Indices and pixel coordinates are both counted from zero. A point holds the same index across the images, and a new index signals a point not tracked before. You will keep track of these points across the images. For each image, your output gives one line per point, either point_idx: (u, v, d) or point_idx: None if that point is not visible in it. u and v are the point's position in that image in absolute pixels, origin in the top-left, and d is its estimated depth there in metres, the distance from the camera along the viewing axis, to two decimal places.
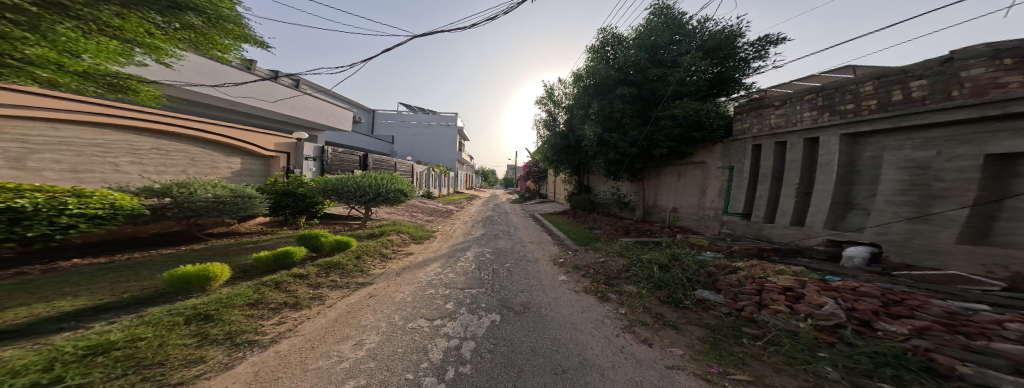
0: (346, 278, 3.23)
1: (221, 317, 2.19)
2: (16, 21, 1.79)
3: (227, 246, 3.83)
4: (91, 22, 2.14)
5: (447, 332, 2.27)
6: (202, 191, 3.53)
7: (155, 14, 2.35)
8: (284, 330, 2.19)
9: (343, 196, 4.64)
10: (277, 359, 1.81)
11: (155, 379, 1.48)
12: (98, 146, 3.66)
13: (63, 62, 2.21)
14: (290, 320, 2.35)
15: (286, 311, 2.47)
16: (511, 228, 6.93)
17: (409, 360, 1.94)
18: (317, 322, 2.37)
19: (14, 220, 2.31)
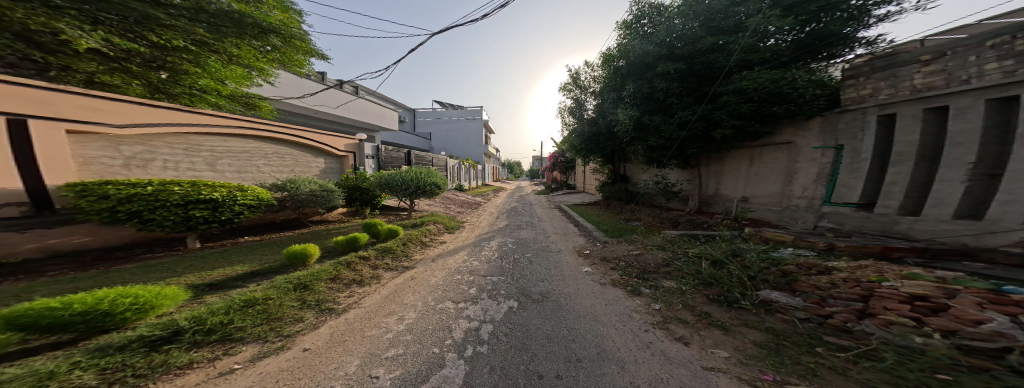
0: (396, 261, 3.79)
1: (313, 287, 2.84)
2: (197, 51, 4.24)
3: (320, 231, 5.02)
4: (220, 54, 4.54)
5: (469, 314, 2.43)
6: (303, 187, 4.74)
7: (254, 41, 4.58)
8: (352, 301, 2.73)
9: (391, 191, 5.55)
10: (346, 324, 2.28)
11: (275, 330, 2.07)
12: (248, 152, 5.25)
13: (217, 85, 5.24)
14: (356, 293, 2.90)
15: (353, 287, 3.05)
16: (542, 222, 6.77)
17: (437, 336, 2.14)
18: (374, 297, 2.84)
19: (215, 208, 3.62)
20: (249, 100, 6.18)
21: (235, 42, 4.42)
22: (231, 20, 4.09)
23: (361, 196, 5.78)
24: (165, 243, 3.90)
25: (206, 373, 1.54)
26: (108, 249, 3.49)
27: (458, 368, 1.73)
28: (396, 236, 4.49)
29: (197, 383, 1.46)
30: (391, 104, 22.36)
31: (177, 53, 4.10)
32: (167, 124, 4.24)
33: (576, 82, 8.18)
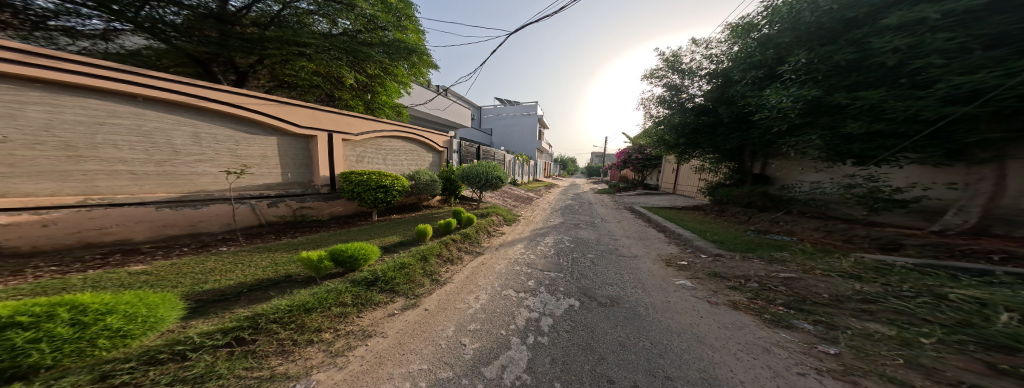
0: (473, 246, 4.44)
1: (430, 262, 3.55)
2: (384, 73, 7.24)
3: (428, 214, 6.44)
4: (393, 75, 7.55)
5: (529, 305, 2.81)
6: (423, 177, 6.22)
7: (407, 61, 7.37)
8: (449, 276, 3.44)
9: (467, 182, 6.61)
10: (447, 295, 3.01)
11: (412, 290, 3.00)
12: (398, 150, 7.34)
13: (389, 97, 8.34)
14: (449, 270, 3.60)
15: (449, 264, 3.74)
16: (616, 232, 6.03)
17: (502, 319, 2.57)
18: (460, 273, 3.53)
19: (384, 188, 5.41)
20: (399, 109, 9.17)
21: (398, 64, 7.31)
22: (394, 47, 6.89)
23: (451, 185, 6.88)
24: (363, 214, 6.39)
25: (381, 313, 2.56)
26: (345, 216, 6.11)
27: (521, 352, 2.08)
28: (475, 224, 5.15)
29: (379, 317, 2.49)
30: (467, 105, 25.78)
31: (373, 78, 7.36)
32: (373, 130, 6.71)
33: (674, 66, 7.58)
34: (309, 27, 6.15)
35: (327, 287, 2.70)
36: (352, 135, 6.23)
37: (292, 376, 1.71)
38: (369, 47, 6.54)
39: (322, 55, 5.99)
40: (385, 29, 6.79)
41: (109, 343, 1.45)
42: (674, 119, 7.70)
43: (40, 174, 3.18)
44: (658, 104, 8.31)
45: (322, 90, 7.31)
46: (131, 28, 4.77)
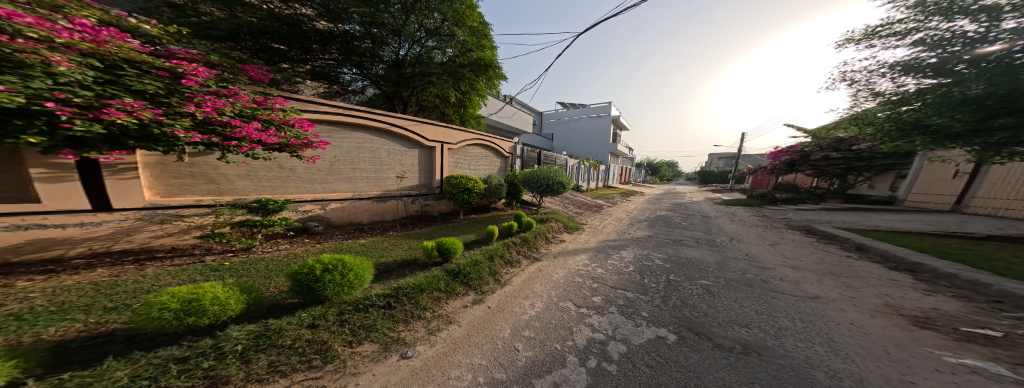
0: (530, 251, 4.54)
1: (495, 261, 3.72)
2: (468, 88, 8.06)
3: (496, 216, 6.80)
4: (474, 91, 8.37)
5: (593, 323, 2.52)
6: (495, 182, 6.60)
7: (485, 77, 8.10)
8: (508, 278, 3.56)
9: (529, 187, 6.73)
10: (502, 296, 3.13)
11: (481, 286, 3.25)
12: (485, 158, 8.09)
13: (471, 112, 9.21)
14: (509, 272, 3.73)
15: (509, 266, 3.86)
16: (724, 255, 4.56)
17: (559, 333, 2.39)
18: (518, 277, 3.60)
19: (467, 190, 5.99)
20: (478, 120, 10.03)
21: (481, 80, 8.06)
22: (474, 64, 7.71)
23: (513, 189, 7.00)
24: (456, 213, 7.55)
25: (460, 302, 2.92)
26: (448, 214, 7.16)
27: (579, 375, 1.85)
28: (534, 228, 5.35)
29: (456, 307, 2.84)
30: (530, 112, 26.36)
31: (466, 94, 8.42)
32: (467, 139, 7.39)
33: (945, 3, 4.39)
34: (431, 60, 7.44)
35: (432, 271, 3.02)
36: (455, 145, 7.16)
37: (393, 350, 2.13)
38: (462, 68, 7.50)
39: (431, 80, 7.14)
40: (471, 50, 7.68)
41: (332, 290, 2.34)
42: (969, 91, 3.71)
43: (353, 180, 5.34)
44: (899, 74, 4.82)
45: (438, 109, 8.80)
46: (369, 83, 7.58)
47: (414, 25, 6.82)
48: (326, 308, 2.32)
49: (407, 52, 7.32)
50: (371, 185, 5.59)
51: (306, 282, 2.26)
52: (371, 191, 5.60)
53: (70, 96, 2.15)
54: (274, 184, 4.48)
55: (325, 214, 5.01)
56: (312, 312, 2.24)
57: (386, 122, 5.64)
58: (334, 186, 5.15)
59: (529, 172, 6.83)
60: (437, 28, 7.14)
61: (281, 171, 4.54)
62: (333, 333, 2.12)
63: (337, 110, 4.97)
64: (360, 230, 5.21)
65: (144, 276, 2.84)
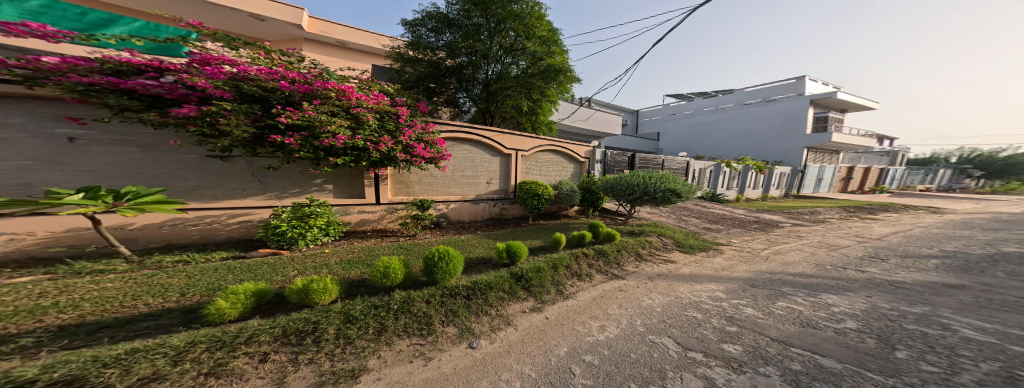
0: (608, 266, 4.03)
1: (559, 270, 3.48)
2: (537, 96, 7.50)
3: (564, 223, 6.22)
4: (540, 99, 7.72)
5: (709, 376, 1.87)
6: (565, 186, 6.22)
7: (554, 84, 7.29)
8: (575, 292, 3.26)
9: (614, 194, 5.97)
10: (565, 309, 2.89)
11: (544, 294, 3.09)
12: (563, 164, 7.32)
13: (539, 120, 8.57)
14: (576, 285, 3.40)
15: (575, 279, 3.53)
16: (1020, 331, 2.40)
17: (639, 371, 1.93)
18: (587, 294, 3.22)
19: (535, 195, 5.75)
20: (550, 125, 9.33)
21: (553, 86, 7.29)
22: (546, 70, 6.95)
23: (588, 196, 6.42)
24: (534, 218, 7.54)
25: (522, 306, 2.86)
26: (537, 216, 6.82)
27: None
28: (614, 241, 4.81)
29: (517, 311, 2.80)
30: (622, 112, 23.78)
31: (536, 102, 7.93)
32: (539, 144, 6.72)
33: None
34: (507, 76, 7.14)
35: (500, 271, 3.07)
36: (540, 145, 6.73)
37: (463, 339, 2.35)
38: (533, 76, 6.90)
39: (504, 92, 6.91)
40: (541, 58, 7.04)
41: (441, 276, 2.75)
42: None
43: (467, 182, 5.77)
44: None
45: (513, 119, 8.41)
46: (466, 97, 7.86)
47: (495, 45, 6.81)
48: (438, 290, 2.75)
49: (489, 72, 7.32)
50: (467, 189, 5.80)
51: (429, 264, 2.76)
52: (468, 193, 5.79)
53: (373, 140, 4.06)
54: (431, 185, 5.39)
55: (445, 212, 5.49)
56: (426, 292, 2.71)
57: (481, 135, 5.77)
58: (451, 190, 5.62)
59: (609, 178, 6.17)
60: (512, 45, 6.90)
61: (434, 174, 5.40)
62: (429, 314, 2.50)
63: (454, 126, 5.45)
64: (465, 229, 5.36)
65: (378, 246, 4.02)
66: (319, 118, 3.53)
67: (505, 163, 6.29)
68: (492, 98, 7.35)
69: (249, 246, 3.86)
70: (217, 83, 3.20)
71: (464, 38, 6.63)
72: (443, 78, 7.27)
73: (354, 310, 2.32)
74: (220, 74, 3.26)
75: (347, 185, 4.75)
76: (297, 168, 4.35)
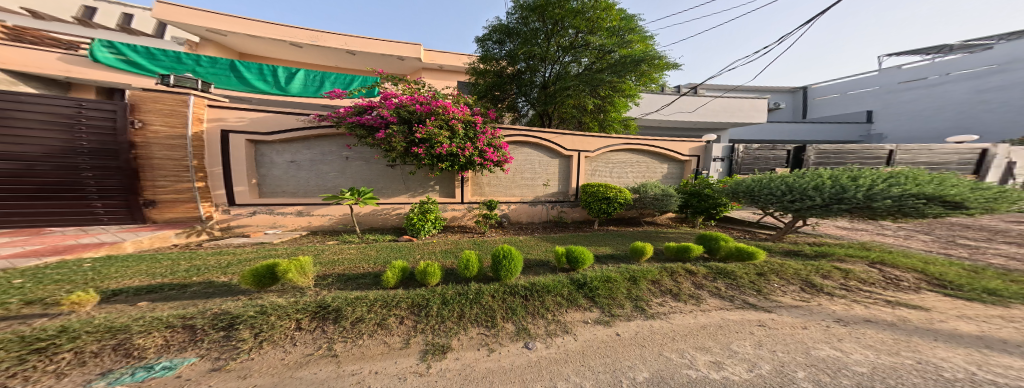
0: (737, 293, 2.66)
1: (638, 284, 2.84)
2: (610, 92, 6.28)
3: (650, 232, 4.88)
4: (611, 96, 6.47)
5: None
6: (650, 190, 4.83)
7: (630, 76, 6.07)
8: (668, 312, 2.47)
9: (748, 199, 4.42)
10: (646, 332, 2.21)
11: (617, 308, 2.55)
12: (649, 163, 5.98)
13: (612, 119, 7.27)
14: (669, 306, 2.56)
15: (668, 298, 2.69)
16: None
17: None
18: (684, 319, 2.34)
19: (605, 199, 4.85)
20: (627, 122, 8.08)
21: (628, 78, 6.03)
22: (623, 63, 5.71)
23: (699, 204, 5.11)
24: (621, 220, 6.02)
25: (581, 317, 2.48)
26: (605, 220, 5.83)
27: None
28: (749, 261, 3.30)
29: (576, 321, 2.43)
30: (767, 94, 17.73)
31: (604, 99, 6.64)
32: (610, 144, 5.68)
33: None
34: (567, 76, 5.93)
35: (558, 275, 2.95)
36: (617, 145, 5.71)
37: (519, 338, 2.28)
38: (601, 73, 5.83)
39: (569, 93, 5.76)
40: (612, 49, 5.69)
41: (504, 273, 2.86)
42: None
43: (517, 186, 5.29)
44: None
45: (575, 120, 7.37)
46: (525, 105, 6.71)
47: (554, 47, 5.67)
48: (501, 286, 2.86)
49: (548, 74, 6.17)
50: (526, 192, 5.37)
51: (497, 261, 2.92)
52: (519, 198, 5.31)
53: (472, 154, 3.94)
54: (489, 187, 5.18)
55: (507, 212, 5.22)
56: (492, 287, 2.88)
57: (540, 136, 5.23)
58: (512, 191, 5.33)
59: (740, 181, 4.61)
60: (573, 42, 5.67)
61: (492, 178, 5.17)
62: (491, 309, 2.61)
63: (517, 131, 5.11)
64: (524, 230, 4.87)
65: (457, 247, 3.79)
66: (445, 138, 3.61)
67: (566, 165, 5.54)
68: (551, 102, 6.07)
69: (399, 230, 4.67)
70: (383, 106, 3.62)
71: (521, 44, 5.73)
72: (500, 85, 6.30)
73: (447, 294, 2.75)
74: (397, 103, 3.71)
75: (447, 184, 5.02)
76: (424, 173, 4.79)
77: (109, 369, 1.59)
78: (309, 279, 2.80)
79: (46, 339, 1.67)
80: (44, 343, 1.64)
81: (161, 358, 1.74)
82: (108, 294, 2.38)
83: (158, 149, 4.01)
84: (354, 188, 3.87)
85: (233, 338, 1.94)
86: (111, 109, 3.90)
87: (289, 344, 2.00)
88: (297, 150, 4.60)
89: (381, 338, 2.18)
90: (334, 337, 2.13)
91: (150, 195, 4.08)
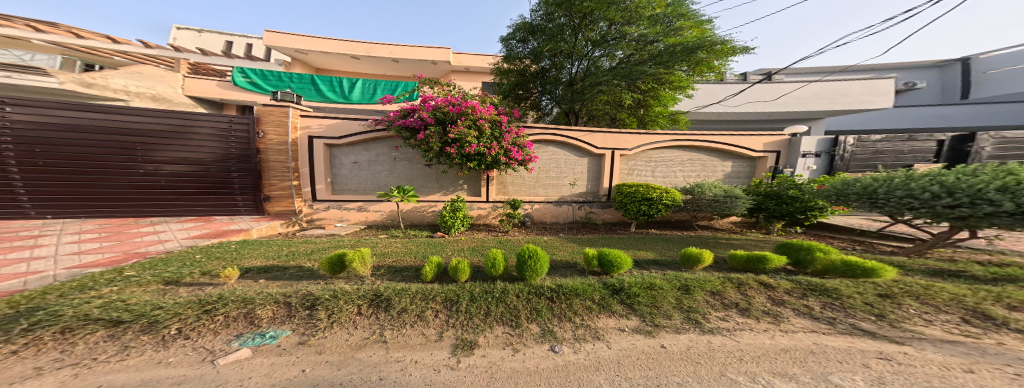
0: (837, 314, 1.80)
1: (692, 293, 2.26)
2: (650, 85, 6.07)
3: (708, 237, 4.20)
4: (653, 91, 6.25)
5: None
6: (708, 191, 4.36)
7: (679, 66, 5.72)
8: (739, 327, 1.81)
9: (849, 202, 3.49)
10: (707, 349, 1.65)
11: (662, 318, 2.04)
12: (700, 161, 5.45)
13: (657, 114, 7.04)
14: (734, 321, 1.89)
15: (733, 313, 1.99)
16: None
17: None
18: (759, 339, 1.63)
19: (646, 199, 4.51)
20: (675, 117, 7.66)
21: (675, 69, 5.70)
22: (669, 54, 5.37)
23: (783, 207, 4.30)
24: (669, 224, 5.31)
25: (613, 325, 2.07)
26: (649, 224, 5.24)
27: None
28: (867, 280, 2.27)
29: (608, 328, 2.04)
30: (892, 71, 14.08)
31: (646, 93, 6.25)
32: (652, 142, 5.27)
33: None
34: (598, 70, 5.70)
35: (590, 279, 2.64)
36: (662, 141, 5.31)
37: (545, 341, 2.00)
38: (642, 65, 5.51)
39: (610, 89, 5.52)
40: (656, 39, 5.34)
41: (529, 273, 2.70)
42: None
43: (538, 185, 5.21)
44: None
45: (608, 116, 6.95)
46: (550, 102, 6.60)
47: (581, 41, 5.49)
48: (526, 286, 2.68)
49: (575, 70, 6.05)
50: (551, 191, 5.28)
51: (521, 261, 2.79)
52: (544, 197, 5.24)
53: (496, 152, 4.17)
54: (512, 186, 5.19)
55: (530, 211, 5.19)
56: (516, 286, 2.73)
57: (567, 135, 5.11)
58: (536, 191, 5.28)
59: (849, 178, 3.63)
60: (606, 35, 5.44)
61: (513, 176, 5.14)
62: (514, 310, 2.38)
63: (541, 130, 5.04)
64: (546, 230, 4.77)
65: (482, 246, 3.83)
66: (473, 138, 3.90)
67: (597, 163, 5.34)
68: (579, 98, 5.88)
69: (429, 227, 4.97)
70: (421, 111, 4.02)
71: (546, 41, 5.56)
72: (523, 83, 6.37)
73: (475, 291, 2.70)
74: (433, 105, 4.05)
75: (470, 184, 5.17)
76: (454, 173, 5.03)
77: (241, 333, 1.99)
78: (369, 269, 3.24)
79: (212, 304, 2.22)
80: (212, 307, 2.19)
81: (273, 327, 2.10)
82: (244, 271, 3.16)
83: (272, 154, 4.65)
84: (399, 187, 4.42)
85: (312, 318, 2.22)
86: (247, 123, 4.55)
87: (353, 327, 2.17)
88: (358, 152, 4.92)
89: (419, 329, 2.18)
90: (385, 325, 2.21)
91: (268, 193, 4.77)
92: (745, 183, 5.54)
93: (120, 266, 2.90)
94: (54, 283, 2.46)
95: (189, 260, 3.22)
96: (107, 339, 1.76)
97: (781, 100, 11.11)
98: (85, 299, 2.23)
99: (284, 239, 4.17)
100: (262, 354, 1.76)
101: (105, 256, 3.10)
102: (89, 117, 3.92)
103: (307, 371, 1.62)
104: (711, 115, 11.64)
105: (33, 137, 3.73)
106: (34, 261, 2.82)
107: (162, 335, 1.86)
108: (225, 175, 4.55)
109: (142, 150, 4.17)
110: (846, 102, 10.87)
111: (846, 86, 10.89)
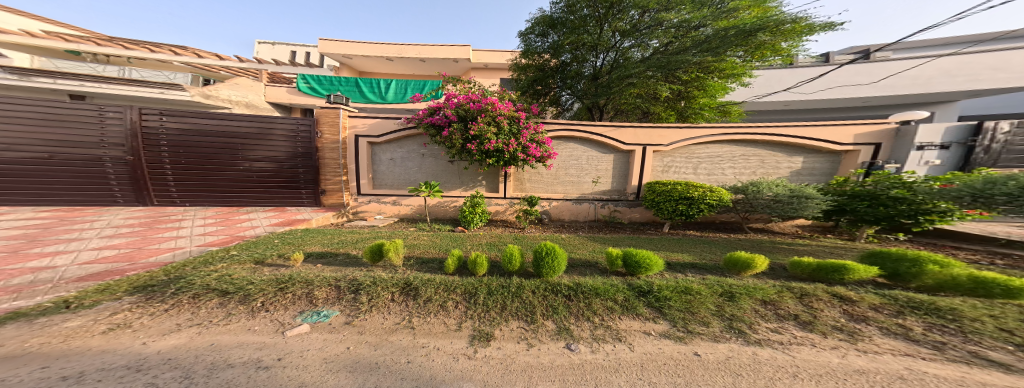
0: (958, 341, 1.36)
1: (739, 299, 1.91)
2: (693, 73, 5.58)
3: (763, 242, 3.60)
4: (696, 80, 5.80)
5: None
6: (767, 190, 3.85)
7: (731, 53, 5.17)
8: (798, 341, 1.46)
9: (970, 203, 2.73)
10: (751, 361, 1.36)
11: (695, 323, 1.77)
12: (757, 156, 4.73)
13: (702, 104, 6.47)
14: (790, 335, 1.54)
15: (793, 326, 1.62)
16: None
17: None
18: (826, 357, 1.29)
19: (684, 197, 4.06)
20: (725, 108, 6.91)
21: (725, 55, 5.14)
22: (718, 39, 4.89)
23: (879, 211, 3.40)
24: (713, 226, 4.67)
25: (634, 325, 1.88)
26: (685, 225, 4.72)
27: None
28: (1007, 301, 1.70)
29: (629, 328, 1.85)
30: None
31: (688, 84, 5.89)
32: (694, 136, 4.74)
33: None
34: (628, 62, 5.44)
35: (613, 280, 2.40)
36: (709, 136, 4.74)
37: (560, 338, 1.84)
38: (684, 53, 5.14)
39: (644, 80, 5.31)
40: (703, 25, 4.90)
41: (545, 270, 2.59)
42: None
43: (560, 183, 5.10)
44: None
45: (639, 109, 6.53)
46: (571, 97, 6.47)
47: (608, 32, 5.25)
48: (541, 283, 2.53)
49: (601, 62, 5.85)
50: (570, 189, 5.11)
51: (538, 257, 2.67)
52: (566, 193, 5.12)
53: (514, 146, 4.24)
54: (537, 183, 5.14)
55: (548, 208, 5.07)
56: (532, 282, 2.58)
57: (590, 131, 4.89)
58: (554, 188, 5.15)
59: (993, 175, 2.69)
60: (638, 24, 5.16)
61: (536, 173, 5.12)
62: (527, 304, 2.24)
63: (560, 126, 4.93)
64: (565, 228, 4.67)
65: (501, 241, 3.88)
66: (490, 133, 4.07)
67: (625, 160, 5.00)
68: (606, 92, 5.69)
69: (451, 221, 5.23)
70: (444, 110, 4.31)
71: (568, 34, 5.50)
72: (543, 78, 6.37)
73: (492, 285, 2.56)
74: (456, 103, 4.29)
75: (492, 180, 5.32)
76: (475, 168, 5.22)
77: (303, 310, 2.20)
78: (401, 259, 3.45)
79: (285, 283, 2.49)
80: (285, 286, 2.45)
81: (326, 307, 2.27)
82: (307, 255, 3.74)
83: (328, 152, 5.47)
84: (426, 183, 4.78)
85: (356, 301, 2.33)
86: (308, 125, 5.38)
87: (387, 312, 2.22)
88: (394, 149, 5.47)
89: (440, 318, 2.13)
90: (414, 312, 2.21)
91: (324, 187, 5.61)
92: (822, 181, 4.69)
93: (229, 245, 3.72)
94: (189, 257, 3.24)
95: (270, 244, 3.94)
96: (219, 306, 2.17)
97: (883, 83, 9.04)
98: (208, 270, 2.87)
99: (337, 228, 4.86)
100: (318, 330, 1.93)
101: (218, 237, 4.01)
102: (208, 123, 5.09)
103: (351, 348, 1.70)
104: (775, 103, 10.10)
105: (176, 138, 5.00)
106: (179, 239, 3.81)
107: (251, 306, 2.18)
108: (294, 171, 5.48)
109: (241, 149, 5.25)
110: (1000, 78, 8.24)
111: (999, 57, 8.28)
